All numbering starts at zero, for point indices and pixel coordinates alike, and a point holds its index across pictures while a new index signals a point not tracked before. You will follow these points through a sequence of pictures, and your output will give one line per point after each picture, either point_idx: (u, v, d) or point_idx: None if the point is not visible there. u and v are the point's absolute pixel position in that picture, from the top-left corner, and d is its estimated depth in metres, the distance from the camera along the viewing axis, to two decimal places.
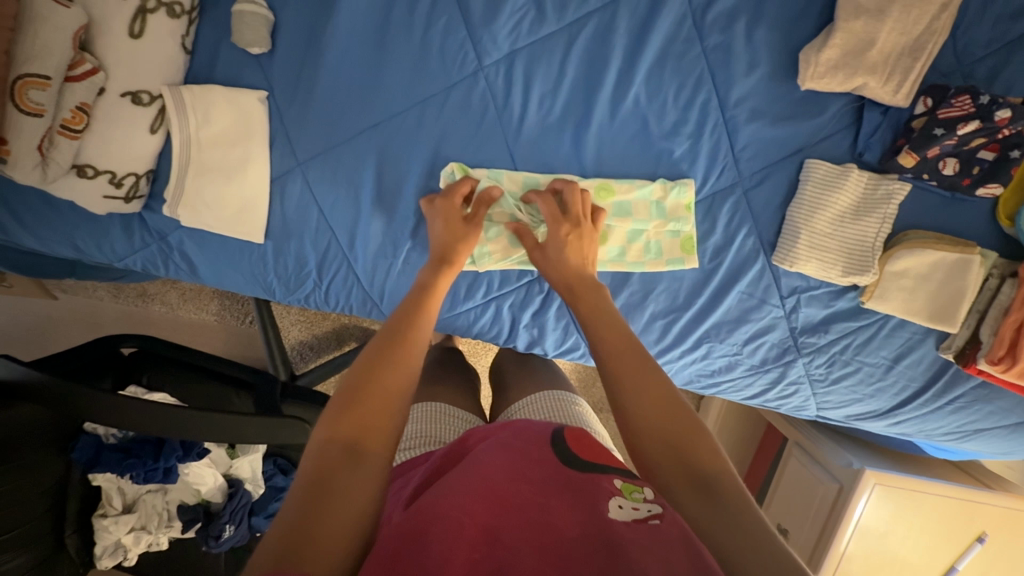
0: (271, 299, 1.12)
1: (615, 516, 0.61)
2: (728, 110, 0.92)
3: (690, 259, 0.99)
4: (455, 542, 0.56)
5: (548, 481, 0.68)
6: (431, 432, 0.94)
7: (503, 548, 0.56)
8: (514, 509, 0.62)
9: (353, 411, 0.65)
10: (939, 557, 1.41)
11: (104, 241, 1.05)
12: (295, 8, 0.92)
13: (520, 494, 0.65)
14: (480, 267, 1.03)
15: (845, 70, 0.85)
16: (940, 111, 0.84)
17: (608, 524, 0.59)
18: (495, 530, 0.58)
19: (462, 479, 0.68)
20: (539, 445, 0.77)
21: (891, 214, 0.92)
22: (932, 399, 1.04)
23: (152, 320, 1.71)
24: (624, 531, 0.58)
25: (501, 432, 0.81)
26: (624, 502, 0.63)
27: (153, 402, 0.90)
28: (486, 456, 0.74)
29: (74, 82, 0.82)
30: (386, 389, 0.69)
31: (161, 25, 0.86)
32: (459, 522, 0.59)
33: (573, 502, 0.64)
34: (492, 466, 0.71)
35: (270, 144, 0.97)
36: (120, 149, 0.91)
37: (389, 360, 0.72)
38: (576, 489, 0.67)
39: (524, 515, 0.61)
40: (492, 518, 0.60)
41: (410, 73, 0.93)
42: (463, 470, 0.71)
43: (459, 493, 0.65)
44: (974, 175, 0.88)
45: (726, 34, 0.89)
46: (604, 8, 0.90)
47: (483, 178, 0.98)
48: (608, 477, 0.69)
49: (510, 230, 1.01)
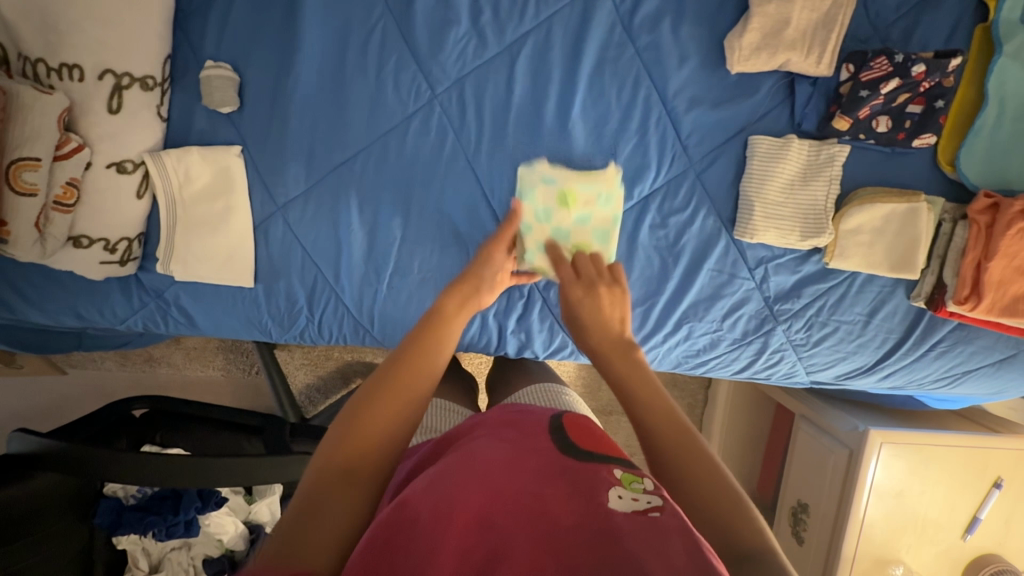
0: (268, 340, 1.17)
1: (615, 507, 0.64)
2: (669, 102, 0.99)
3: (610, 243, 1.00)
4: (448, 531, 0.60)
5: (545, 467, 0.72)
6: (429, 424, 1.01)
7: (497, 533, 0.60)
8: (508, 494, 0.66)
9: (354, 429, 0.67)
10: (960, 509, 1.41)
11: (106, 307, 1.10)
12: (257, 65, 0.99)
13: (516, 481, 0.69)
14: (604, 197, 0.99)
15: (767, 50, 0.92)
16: (861, 74, 0.91)
17: (607, 514, 0.62)
18: (488, 515, 0.63)
19: (459, 468, 0.72)
20: (537, 435, 0.81)
21: (837, 175, 0.96)
22: (914, 347, 1.07)
23: (160, 383, 1.76)
24: (624, 522, 0.61)
25: (498, 423, 0.85)
26: (624, 493, 0.66)
27: (145, 454, 0.94)
28: (482, 446, 0.77)
29: (63, 160, 0.89)
30: (387, 411, 0.70)
31: (136, 98, 0.93)
32: (452, 509, 0.63)
33: (571, 489, 0.67)
34: (489, 454, 0.75)
35: (250, 193, 1.04)
36: (111, 218, 0.97)
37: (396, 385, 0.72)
38: (574, 477, 0.69)
39: (520, 501, 0.65)
40: (485, 504, 0.65)
41: (369, 111, 1.01)
42: (458, 456, 0.75)
43: (456, 480, 0.68)
44: (907, 128, 0.94)
45: (655, 33, 0.97)
46: (539, 26, 0.98)
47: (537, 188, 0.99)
48: (608, 468, 0.71)
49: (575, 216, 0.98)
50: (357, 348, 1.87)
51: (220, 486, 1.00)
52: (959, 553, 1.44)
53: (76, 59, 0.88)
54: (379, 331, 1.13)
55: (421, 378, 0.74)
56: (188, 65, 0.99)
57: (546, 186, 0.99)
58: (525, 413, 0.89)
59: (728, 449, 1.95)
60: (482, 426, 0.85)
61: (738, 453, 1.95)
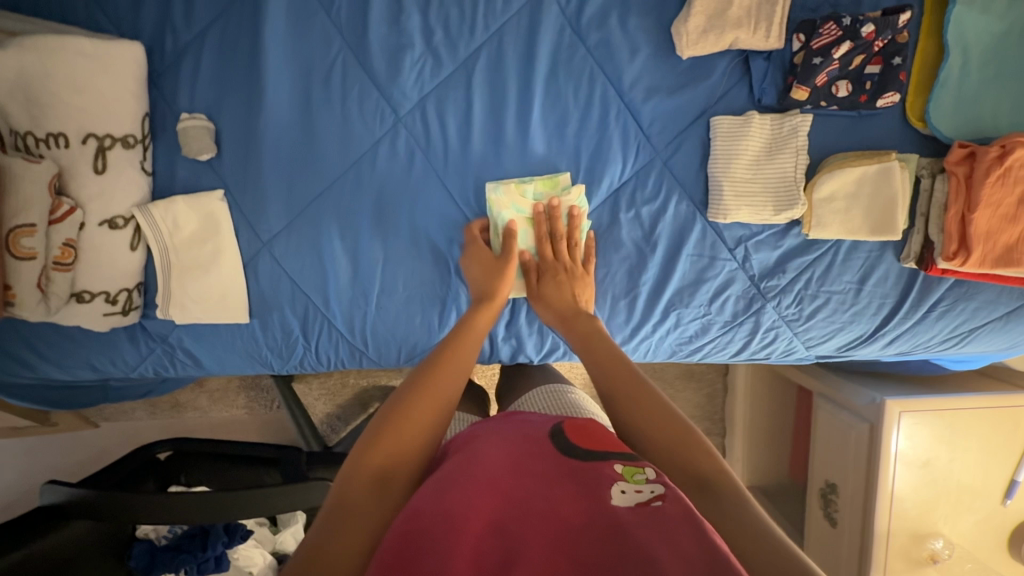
0: (271, 372, 1.21)
1: (620, 503, 0.65)
2: (626, 94, 1.00)
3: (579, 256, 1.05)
4: (460, 536, 0.59)
5: (550, 471, 0.72)
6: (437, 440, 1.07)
7: (510, 537, 0.60)
8: (516, 501, 0.66)
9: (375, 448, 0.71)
10: (995, 473, 1.36)
11: (116, 356, 1.16)
12: (229, 111, 1.04)
13: (524, 487, 0.69)
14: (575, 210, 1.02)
15: (714, 32, 0.93)
16: (813, 42, 0.91)
17: (613, 511, 0.63)
18: (498, 522, 0.62)
19: (464, 473, 0.71)
20: (538, 438, 0.80)
21: (803, 145, 0.95)
22: (912, 310, 1.04)
23: (188, 427, 1.81)
24: (632, 518, 0.62)
25: (497, 428, 0.84)
26: (627, 485, 0.67)
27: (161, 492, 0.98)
28: (482, 449, 0.77)
29: (58, 223, 0.95)
30: (414, 422, 0.76)
31: (120, 157, 0.99)
32: (463, 517, 0.62)
33: (576, 489, 0.68)
34: (490, 458, 0.75)
35: (237, 234, 1.08)
36: (109, 271, 1.03)
37: (418, 394, 0.79)
38: (578, 477, 0.70)
39: (530, 507, 0.65)
40: (494, 512, 0.64)
41: (339, 141, 1.04)
42: (462, 461, 0.74)
43: (462, 487, 0.67)
44: (869, 89, 0.93)
45: (603, 30, 0.98)
46: (490, 39, 1.00)
47: (509, 213, 1.03)
48: (609, 463, 0.72)
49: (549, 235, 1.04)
50: (372, 372, 1.91)
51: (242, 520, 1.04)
52: (999, 520, 1.38)
53: (60, 127, 0.94)
54: (374, 351, 1.16)
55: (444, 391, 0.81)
56: (166, 120, 1.05)
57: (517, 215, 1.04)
58: (527, 418, 0.88)
59: (754, 435, 1.91)
60: (483, 428, 0.85)
61: (764, 439, 1.91)
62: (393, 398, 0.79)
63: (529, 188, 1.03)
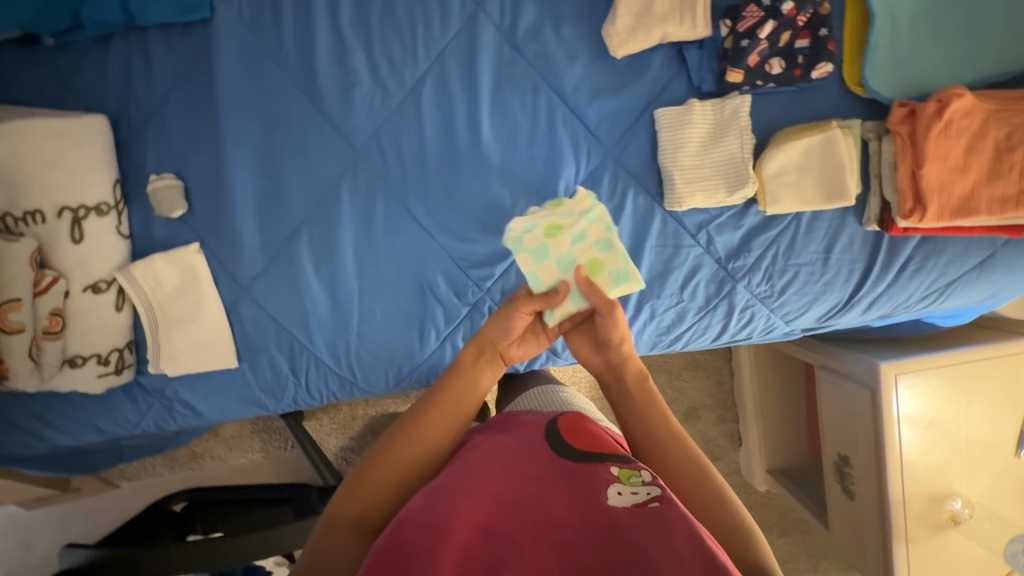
0: (267, 412, 1.23)
1: (615, 503, 0.66)
2: (570, 100, 1.03)
3: (614, 251, 0.95)
4: (454, 542, 0.60)
5: (547, 473, 0.73)
6: None
7: (507, 542, 0.61)
8: (512, 505, 0.67)
9: (366, 477, 0.73)
10: (1006, 425, 1.34)
11: (119, 415, 1.20)
12: (194, 167, 1.08)
13: (520, 492, 0.70)
14: (587, 207, 0.96)
15: (642, 29, 0.96)
16: (739, 26, 0.94)
17: (609, 511, 0.65)
18: (494, 527, 0.63)
19: (458, 478, 0.71)
20: (535, 441, 0.81)
21: (745, 126, 0.97)
22: (884, 272, 1.05)
23: (208, 478, 1.82)
24: (627, 519, 0.63)
25: (495, 433, 0.85)
26: (623, 487, 0.68)
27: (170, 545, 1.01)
28: (479, 454, 0.78)
29: (44, 294, 1.00)
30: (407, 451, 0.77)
31: (95, 224, 1.03)
32: (455, 520, 0.63)
33: (569, 489, 0.69)
34: (488, 462, 0.75)
35: (217, 283, 1.12)
36: (97, 334, 1.07)
37: (417, 427, 0.79)
38: (573, 479, 0.71)
39: (525, 510, 0.66)
40: (488, 515, 0.65)
41: (302, 182, 1.08)
42: (457, 466, 0.75)
43: (458, 492, 0.68)
44: (802, 63, 0.95)
45: (539, 42, 1.02)
46: (433, 65, 1.04)
47: (524, 232, 0.95)
48: (605, 466, 0.73)
49: (572, 242, 0.95)
50: (380, 402, 1.94)
51: (259, 560, 1.04)
52: (1017, 473, 1.36)
53: (36, 205, 0.99)
54: (362, 380, 1.18)
55: (448, 421, 0.81)
56: (136, 183, 1.09)
57: (530, 230, 0.94)
58: (525, 419, 0.89)
59: (767, 417, 1.88)
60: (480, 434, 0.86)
61: (776, 420, 1.88)
62: (395, 426, 0.80)
63: (530, 209, 0.98)
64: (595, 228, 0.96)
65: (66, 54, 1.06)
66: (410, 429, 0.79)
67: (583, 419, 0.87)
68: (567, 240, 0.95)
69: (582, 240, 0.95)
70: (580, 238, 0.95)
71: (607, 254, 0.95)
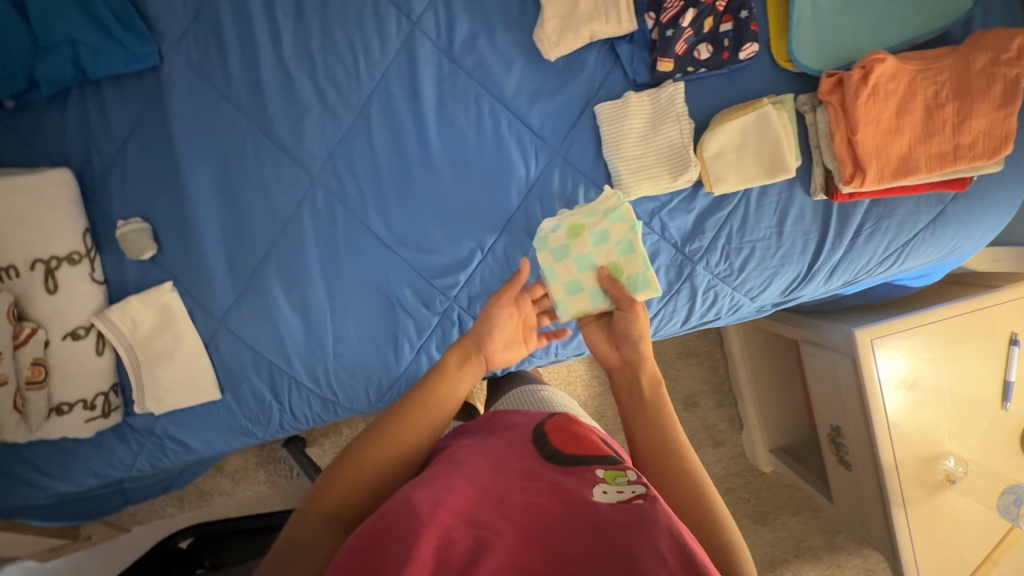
0: (256, 440, 1.26)
1: (600, 500, 0.65)
2: (512, 105, 1.06)
3: (635, 254, 0.97)
4: (433, 530, 0.60)
5: (534, 469, 0.73)
6: None
7: (488, 532, 0.61)
8: (496, 500, 0.67)
9: (340, 477, 0.74)
10: (989, 378, 1.35)
11: (112, 458, 1.22)
12: (159, 208, 1.12)
13: (504, 486, 0.69)
14: (611, 207, 0.99)
15: (571, 30, 1.00)
16: (662, 17, 0.98)
17: (592, 506, 0.64)
18: (476, 518, 0.63)
19: (443, 474, 0.71)
20: (523, 441, 0.80)
21: (681, 112, 1.01)
22: (839, 239, 1.06)
23: (219, 513, 1.84)
24: (610, 513, 0.63)
25: (485, 435, 0.85)
26: (609, 487, 0.68)
27: None
28: (467, 454, 0.77)
29: (24, 346, 1.03)
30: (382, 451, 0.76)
31: (68, 274, 1.07)
32: (436, 508, 0.63)
33: (553, 483, 0.69)
34: (475, 461, 0.75)
35: (192, 318, 1.15)
36: (80, 380, 1.10)
37: (394, 426, 0.78)
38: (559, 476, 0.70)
39: (508, 503, 0.66)
40: (471, 507, 0.65)
41: (264, 211, 1.11)
42: (442, 463, 0.75)
43: (442, 484, 0.68)
44: (728, 46, 0.99)
45: (476, 53, 1.05)
46: (377, 86, 1.08)
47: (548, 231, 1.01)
48: (591, 467, 0.72)
49: (595, 244, 0.98)
50: None
51: None
52: (1006, 425, 1.36)
53: (9, 261, 1.03)
54: (344, 399, 1.21)
55: (427, 420, 0.80)
56: (106, 231, 1.13)
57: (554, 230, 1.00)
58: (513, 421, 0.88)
59: (761, 395, 1.87)
60: (466, 437, 0.85)
61: (772, 399, 1.87)
62: (374, 424, 0.79)
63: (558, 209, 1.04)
64: (618, 229, 0.98)
65: (27, 115, 1.11)
66: (393, 430, 0.78)
67: (573, 421, 0.87)
68: (589, 242, 0.99)
69: (603, 243, 0.98)
70: (602, 240, 0.98)
71: (627, 257, 0.97)
